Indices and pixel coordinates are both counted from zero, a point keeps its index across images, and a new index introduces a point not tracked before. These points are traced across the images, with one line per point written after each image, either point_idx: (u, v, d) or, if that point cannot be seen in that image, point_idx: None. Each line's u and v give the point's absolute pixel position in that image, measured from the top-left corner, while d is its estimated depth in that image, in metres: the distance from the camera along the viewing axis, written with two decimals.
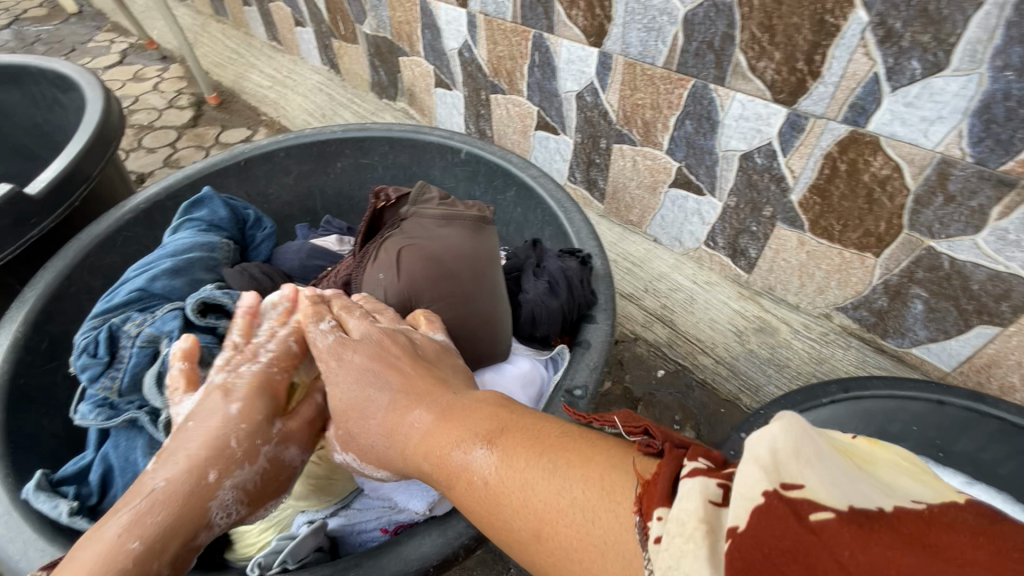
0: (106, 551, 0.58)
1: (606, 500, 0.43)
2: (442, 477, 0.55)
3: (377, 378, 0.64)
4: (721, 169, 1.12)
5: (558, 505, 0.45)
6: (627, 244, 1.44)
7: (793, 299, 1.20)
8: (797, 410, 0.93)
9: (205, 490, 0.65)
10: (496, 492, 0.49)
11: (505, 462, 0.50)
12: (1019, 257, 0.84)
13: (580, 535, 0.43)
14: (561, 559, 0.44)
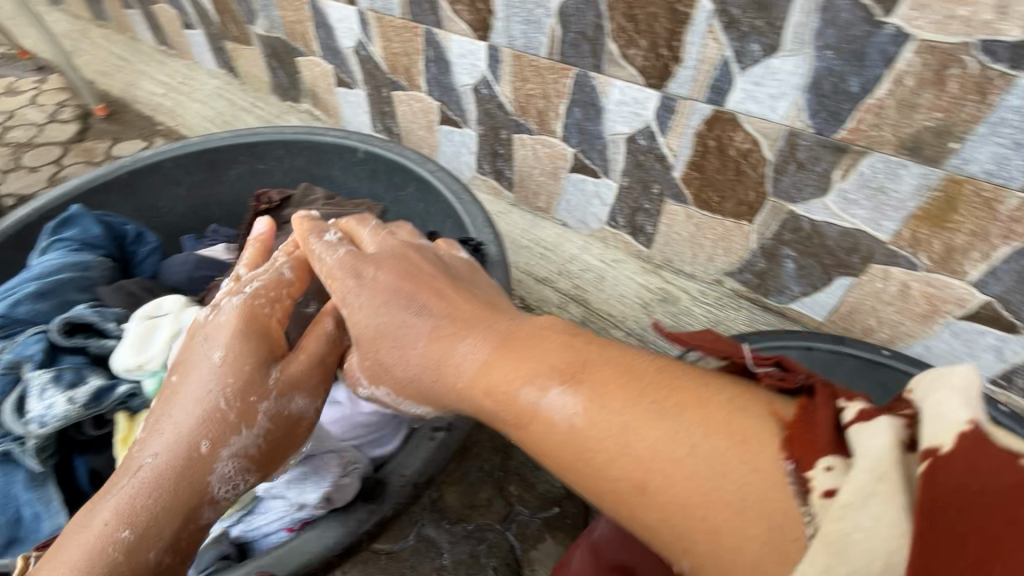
0: (94, 539, 0.64)
1: (726, 443, 0.45)
2: (516, 425, 0.56)
3: (390, 300, 0.70)
4: (612, 153, 1.19)
5: (673, 452, 0.46)
6: (538, 230, 1.49)
7: (689, 268, 1.29)
8: None
9: (200, 463, 0.69)
10: (592, 436, 0.50)
11: (596, 407, 0.51)
12: (859, 214, 0.95)
13: (690, 479, 0.45)
14: (664, 504, 0.46)
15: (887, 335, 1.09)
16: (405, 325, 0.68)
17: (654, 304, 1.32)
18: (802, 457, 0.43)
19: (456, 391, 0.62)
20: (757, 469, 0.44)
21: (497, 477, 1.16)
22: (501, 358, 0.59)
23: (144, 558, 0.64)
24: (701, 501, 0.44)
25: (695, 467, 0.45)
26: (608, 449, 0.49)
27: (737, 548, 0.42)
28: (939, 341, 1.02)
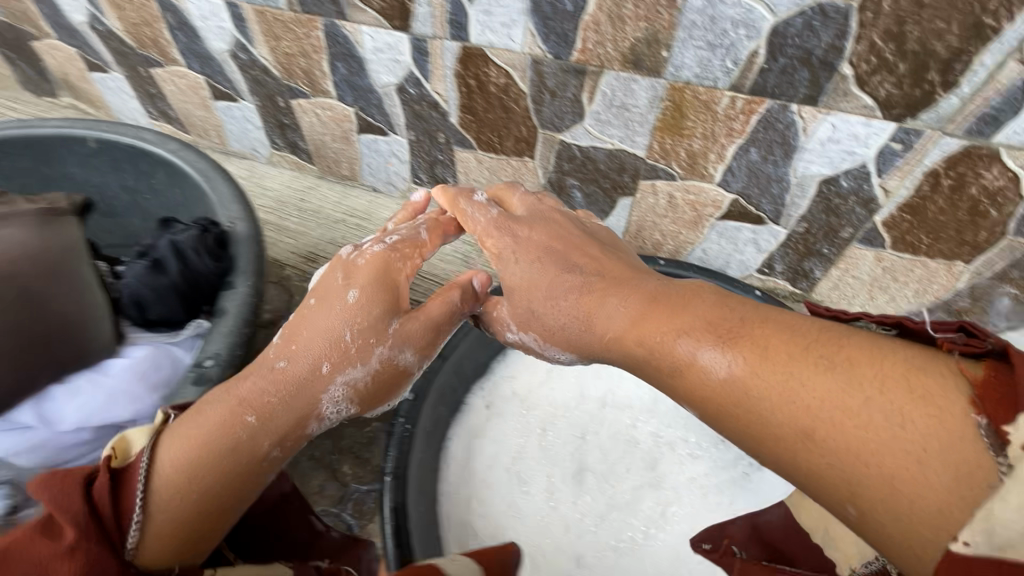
0: (227, 414, 0.70)
1: (915, 402, 0.47)
2: (673, 380, 0.62)
3: (553, 264, 0.80)
4: (390, 108, 1.14)
5: (840, 399, 0.49)
6: (351, 202, 1.42)
7: None
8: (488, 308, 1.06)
9: (313, 390, 0.75)
10: (759, 393, 0.54)
11: (757, 364, 0.55)
12: (615, 134, 0.98)
13: (859, 424, 0.48)
14: (834, 451, 0.48)
15: (673, 247, 1.16)
16: (561, 275, 0.78)
17: None
18: (985, 411, 0.44)
19: (623, 349, 0.69)
20: (940, 409, 0.46)
21: (329, 459, 1.10)
22: (672, 324, 0.64)
23: (261, 447, 0.70)
24: (876, 447, 0.47)
25: (876, 412, 0.48)
26: (794, 407, 0.51)
27: (903, 487, 0.45)
28: (711, 243, 1.11)
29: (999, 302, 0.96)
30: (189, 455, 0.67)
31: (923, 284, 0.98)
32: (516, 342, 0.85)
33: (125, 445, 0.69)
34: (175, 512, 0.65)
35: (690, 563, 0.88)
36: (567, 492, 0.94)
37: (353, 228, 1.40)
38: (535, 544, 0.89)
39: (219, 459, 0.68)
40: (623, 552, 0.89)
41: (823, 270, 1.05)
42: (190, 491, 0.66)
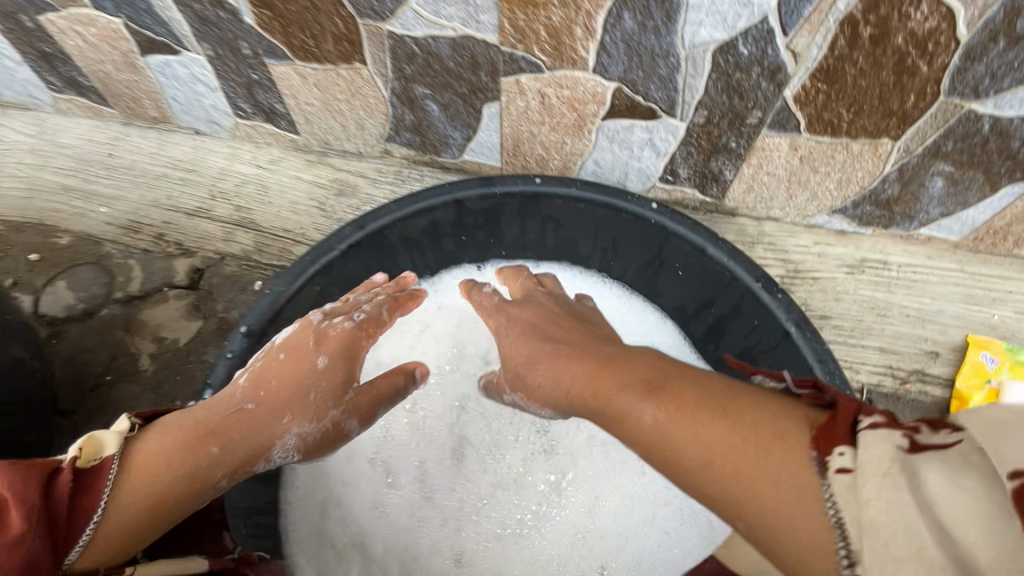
0: (190, 435, 0.59)
1: (784, 443, 0.43)
2: (605, 420, 0.56)
3: (550, 331, 0.71)
4: (163, 12, 0.84)
5: (727, 434, 0.45)
6: (171, 150, 1.13)
7: (352, 146, 1.05)
8: (308, 272, 0.76)
9: (265, 439, 0.64)
10: (665, 434, 0.48)
11: (667, 407, 0.50)
12: (453, 16, 0.72)
13: (740, 460, 0.43)
14: (721, 488, 0.44)
15: (560, 162, 0.95)
16: (548, 342, 0.68)
17: (331, 203, 1.07)
18: (818, 444, 0.41)
19: (568, 395, 0.62)
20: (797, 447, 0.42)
21: None
22: (612, 372, 0.58)
23: (215, 480, 0.59)
24: (752, 483, 0.42)
25: (754, 449, 0.43)
26: (688, 449, 0.47)
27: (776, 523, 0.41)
28: (603, 151, 0.90)
29: (931, 183, 0.80)
30: (155, 468, 0.55)
31: (847, 172, 0.81)
32: (512, 404, 0.74)
33: (98, 443, 0.55)
34: (125, 527, 0.53)
35: (589, 538, 0.79)
36: (443, 482, 0.81)
37: (179, 183, 1.12)
38: (407, 548, 0.79)
39: (184, 478, 0.57)
40: (509, 540, 0.79)
41: (734, 169, 0.86)
42: (152, 505, 0.55)
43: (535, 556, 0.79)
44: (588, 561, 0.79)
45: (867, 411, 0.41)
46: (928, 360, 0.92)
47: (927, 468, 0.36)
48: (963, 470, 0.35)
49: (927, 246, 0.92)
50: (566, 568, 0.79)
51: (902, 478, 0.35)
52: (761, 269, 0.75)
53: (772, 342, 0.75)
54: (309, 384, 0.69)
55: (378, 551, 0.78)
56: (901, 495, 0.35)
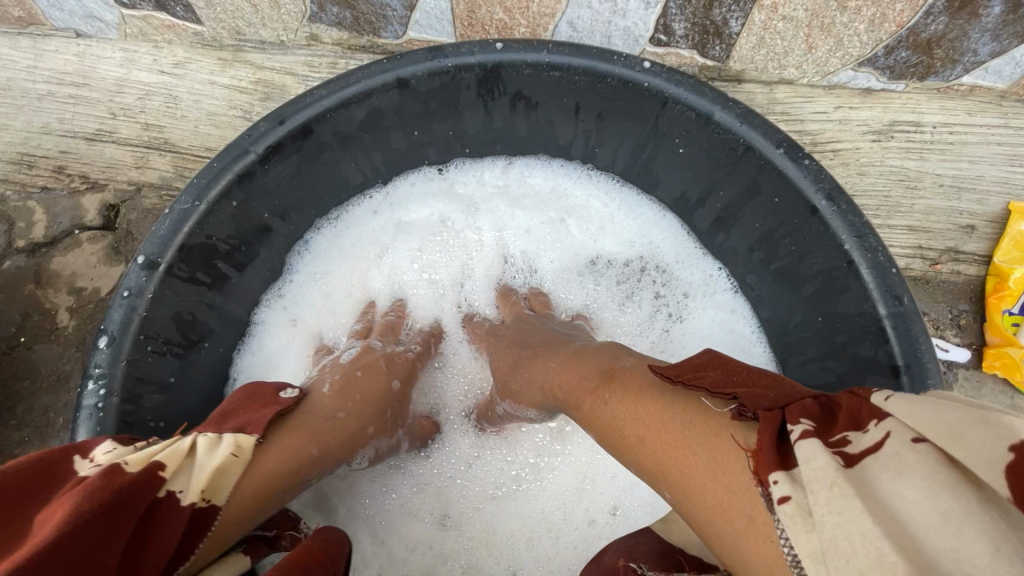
0: (296, 438, 0.52)
1: (707, 426, 0.39)
2: (568, 412, 0.54)
3: (531, 342, 0.65)
4: None
5: (660, 420, 0.42)
6: (51, 61, 0.90)
7: (270, 34, 0.85)
8: (219, 182, 0.59)
9: (347, 455, 0.58)
10: (611, 422, 0.47)
11: (612, 390, 0.48)
12: None
13: (669, 447, 0.40)
14: (657, 475, 0.41)
15: (528, 30, 0.77)
16: (536, 349, 0.63)
17: (257, 110, 0.88)
18: (759, 475, 0.34)
19: (542, 391, 0.57)
20: (718, 428, 0.39)
21: None
22: (574, 363, 0.56)
23: (304, 484, 0.53)
24: (681, 467, 0.39)
25: (682, 431, 0.40)
26: (630, 429, 0.44)
27: (700, 513, 0.37)
28: (579, 8, 0.72)
29: (988, 11, 0.64)
30: (268, 468, 0.49)
31: (881, 5, 0.65)
32: (505, 415, 0.69)
33: (221, 475, 0.45)
34: (232, 521, 0.47)
35: (600, 480, 0.75)
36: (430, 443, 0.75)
37: (69, 102, 0.91)
38: (377, 514, 0.74)
39: (285, 481, 0.50)
40: (503, 497, 0.75)
41: (742, 17, 0.69)
42: (256, 503, 0.49)
43: (534, 512, 0.74)
44: (599, 504, 0.74)
45: (795, 417, 0.35)
46: (963, 236, 0.80)
47: (875, 477, 0.31)
48: (910, 472, 0.30)
49: (967, 99, 0.77)
50: (571, 515, 0.74)
51: (849, 487, 0.30)
52: (781, 133, 0.60)
53: (797, 223, 0.61)
54: (385, 412, 0.62)
55: (345, 514, 0.72)
56: (850, 505, 0.29)
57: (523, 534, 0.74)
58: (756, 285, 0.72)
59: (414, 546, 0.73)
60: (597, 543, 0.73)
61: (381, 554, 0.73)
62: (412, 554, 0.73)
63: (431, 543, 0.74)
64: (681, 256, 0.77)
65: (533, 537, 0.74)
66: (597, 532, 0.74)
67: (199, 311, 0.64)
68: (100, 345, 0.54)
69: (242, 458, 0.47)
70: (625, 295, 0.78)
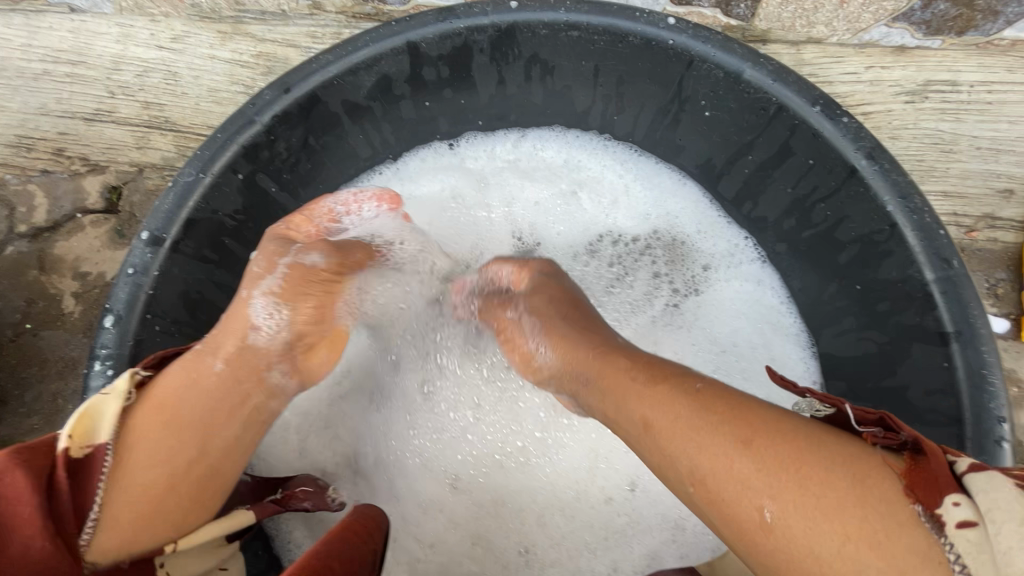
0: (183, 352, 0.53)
1: (847, 449, 0.39)
2: (605, 393, 0.50)
3: (577, 317, 0.58)
4: None
5: (774, 429, 0.40)
6: (46, 38, 0.87)
7: (271, 3, 0.82)
8: (222, 154, 0.57)
9: (264, 351, 0.55)
10: (700, 427, 0.42)
11: (707, 390, 0.44)
12: None
13: (791, 462, 0.38)
14: (756, 487, 0.38)
15: None
16: (586, 326, 0.57)
17: (259, 85, 0.85)
18: (921, 496, 0.35)
19: (590, 378, 0.52)
20: (852, 454, 0.38)
21: None
22: (627, 348, 0.52)
23: (206, 364, 0.51)
24: (816, 487, 0.37)
25: (816, 449, 0.39)
26: (739, 435, 0.40)
27: (810, 540, 0.36)
28: None
29: None
30: (166, 381, 0.50)
31: None
32: (514, 321, 0.62)
33: (91, 418, 0.45)
34: (149, 439, 0.47)
35: (613, 458, 0.73)
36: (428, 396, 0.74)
37: (66, 80, 0.88)
38: (397, 480, 0.72)
39: (185, 376, 0.50)
40: (512, 468, 0.73)
41: None
42: (163, 408, 0.48)
43: (542, 487, 0.72)
44: (615, 480, 0.72)
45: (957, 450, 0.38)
46: (1000, 201, 0.77)
47: None
48: None
49: (1008, 55, 0.73)
50: (585, 493, 0.72)
51: None
52: (817, 90, 0.56)
53: (833, 186, 0.58)
54: (296, 296, 0.57)
55: (371, 465, 0.72)
56: None
57: (537, 509, 0.71)
58: (787, 254, 0.68)
59: (428, 508, 0.71)
60: (616, 519, 0.71)
61: (395, 512, 0.71)
62: (424, 516, 0.71)
63: (443, 507, 0.71)
64: (704, 226, 0.74)
65: (545, 514, 0.71)
66: (615, 509, 0.71)
67: (207, 290, 0.62)
68: (106, 325, 0.52)
69: (116, 394, 0.47)
70: (618, 275, 0.75)
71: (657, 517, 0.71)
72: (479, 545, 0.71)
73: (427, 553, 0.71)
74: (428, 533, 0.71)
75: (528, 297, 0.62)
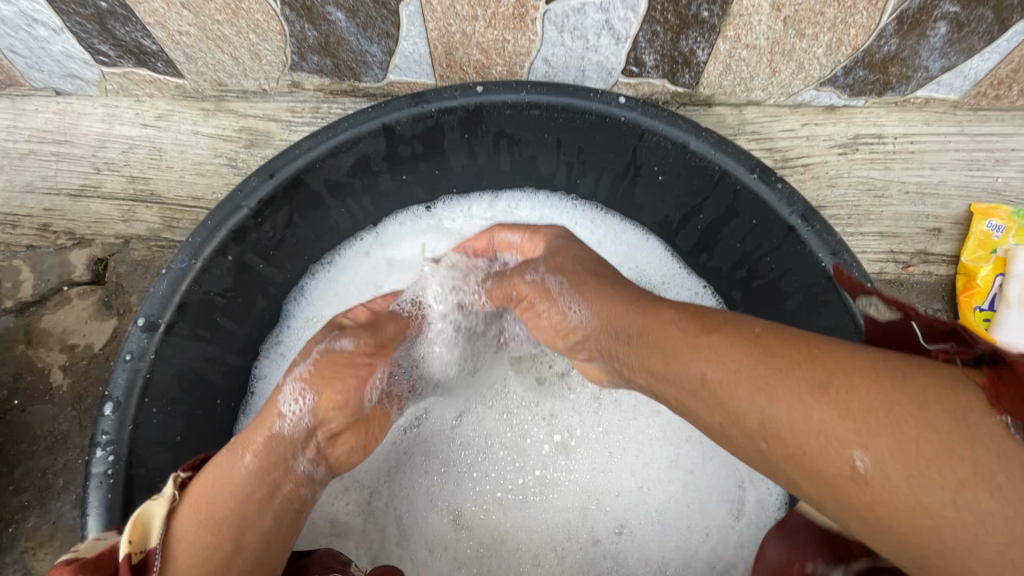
0: (222, 454, 0.55)
1: (940, 378, 0.36)
2: (654, 350, 0.49)
3: (602, 271, 0.61)
4: None
5: (853, 369, 0.38)
6: (32, 120, 0.91)
7: (252, 83, 0.86)
8: (214, 239, 0.60)
9: (289, 439, 0.56)
10: (774, 379, 0.40)
11: (779, 341, 0.43)
12: None
13: (878, 403, 0.35)
14: (840, 435, 0.36)
15: (505, 68, 0.79)
16: (616, 283, 0.59)
17: (243, 157, 0.89)
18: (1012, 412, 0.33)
19: (642, 340, 0.51)
20: (948, 387, 0.35)
21: None
22: (669, 304, 0.52)
23: (241, 461, 0.53)
24: (916, 431, 0.34)
25: (899, 380, 0.36)
26: (818, 377, 0.38)
27: (910, 485, 0.33)
28: (553, 46, 0.74)
29: (935, 32, 0.67)
30: (205, 483, 0.52)
31: (838, 31, 0.68)
32: (536, 283, 0.63)
33: (143, 524, 0.48)
34: (195, 541, 0.49)
35: (605, 499, 0.75)
36: (454, 438, 0.77)
37: (52, 159, 0.91)
38: (404, 530, 0.75)
39: (220, 476, 0.52)
40: (513, 504, 0.75)
41: (708, 47, 0.72)
42: (205, 510, 0.50)
43: (539, 526, 0.75)
44: (603, 522, 0.74)
45: None
46: (931, 238, 0.84)
47: None
48: None
49: (923, 110, 0.82)
50: (576, 534, 0.74)
51: None
52: (753, 159, 0.63)
53: (775, 243, 0.64)
54: (323, 382, 0.59)
55: (377, 508, 0.75)
56: None
57: (531, 549, 0.74)
58: (742, 301, 0.74)
59: (433, 546, 0.74)
60: (602, 562, 0.74)
61: (403, 555, 0.74)
62: (431, 555, 0.74)
63: (448, 543, 0.74)
64: (667, 276, 0.79)
65: (540, 554, 0.74)
66: (601, 551, 0.74)
67: (200, 366, 0.65)
68: (105, 412, 0.55)
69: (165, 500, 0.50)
70: None
71: (640, 561, 0.73)
72: None
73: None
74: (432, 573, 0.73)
75: (548, 262, 0.63)
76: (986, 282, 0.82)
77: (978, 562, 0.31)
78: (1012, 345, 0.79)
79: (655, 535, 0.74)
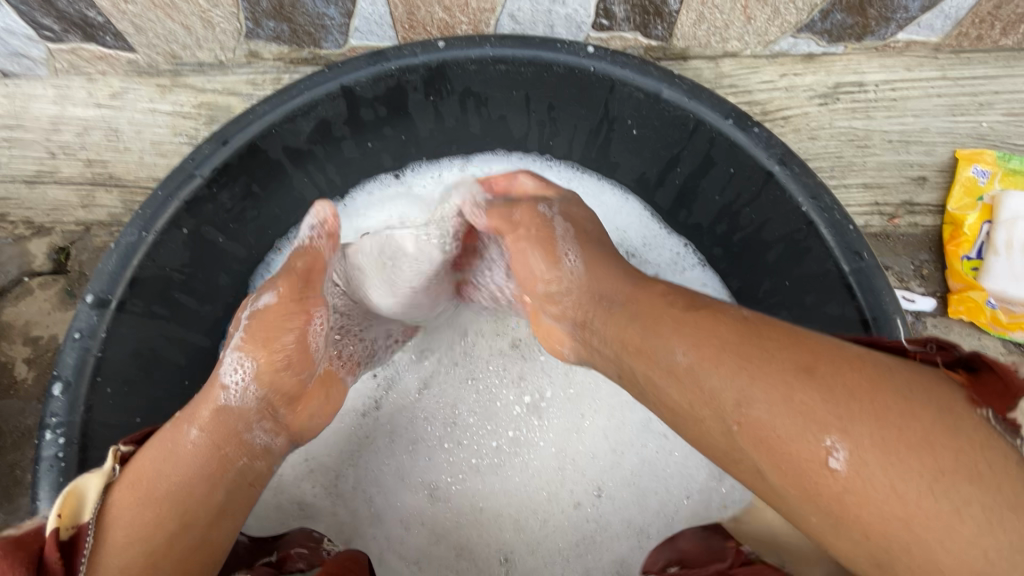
0: (162, 433, 0.52)
1: (921, 373, 0.35)
2: (634, 322, 0.48)
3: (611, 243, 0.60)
4: None
5: (840, 357, 0.37)
6: None
7: (208, 55, 0.82)
8: (165, 211, 0.57)
9: (239, 412, 0.54)
10: (755, 359, 0.39)
11: (764, 325, 0.41)
12: None
13: (862, 389, 0.35)
14: (822, 419, 0.35)
15: (471, 27, 0.76)
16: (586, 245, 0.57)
17: (203, 134, 0.86)
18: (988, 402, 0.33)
19: (621, 312, 0.50)
20: (929, 381, 0.35)
21: None
22: (660, 286, 0.50)
23: (183, 438, 0.51)
24: (900, 417, 0.33)
25: (884, 373, 0.35)
26: (802, 362, 0.37)
27: (888, 474, 0.32)
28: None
29: None
30: (144, 463, 0.49)
31: None
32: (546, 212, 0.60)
33: (76, 497, 0.46)
34: (132, 520, 0.47)
35: (580, 461, 0.73)
36: (416, 412, 0.75)
37: (4, 145, 0.87)
38: (380, 507, 0.73)
39: (160, 454, 0.50)
40: (486, 472, 0.73)
41: None
42: (142, 490, 0.48)
43: (519, 492, 0.73)
44: (583, 484, 0.73)
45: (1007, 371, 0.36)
46: (916, 188, 0.82)
47: None
48: None
49: (904, 56, 0.79)
50: (556, 498, 0.73)
51: None
52: (729, 104, 0.60)
53: (754, 192, 0.62)
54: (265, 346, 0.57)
55: (348, 488, 0.73)
56: None
57: (511, 515, 0.72)
58: (723, 257, 0.72)
59: (409, 522, 0.72)
60: (585, 525, 0.72)
61: (377, 535, 0.72)
62: (408, 531, 0.72)
63: (423, 519, 0.72)
64: (648, 237, 0.77)
65: (519, 519, 0.72)
66: (583, 514, 0.72)
67: (160, 346, 0.62)
68: (55, 393, 0.52)
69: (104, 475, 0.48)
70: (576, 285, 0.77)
71: (622, 525, 0.72)
72: (462, 557, 0.71)
73: (412, 571, 0.71)
74: (411, 549, 0.72)
75: (566, 205, 0.61)
76: (973, 230, 0.81)
77: (948, 556, 0.31)
78: (1001, 294, 0.79)
79: (638, 498, 0.72)
